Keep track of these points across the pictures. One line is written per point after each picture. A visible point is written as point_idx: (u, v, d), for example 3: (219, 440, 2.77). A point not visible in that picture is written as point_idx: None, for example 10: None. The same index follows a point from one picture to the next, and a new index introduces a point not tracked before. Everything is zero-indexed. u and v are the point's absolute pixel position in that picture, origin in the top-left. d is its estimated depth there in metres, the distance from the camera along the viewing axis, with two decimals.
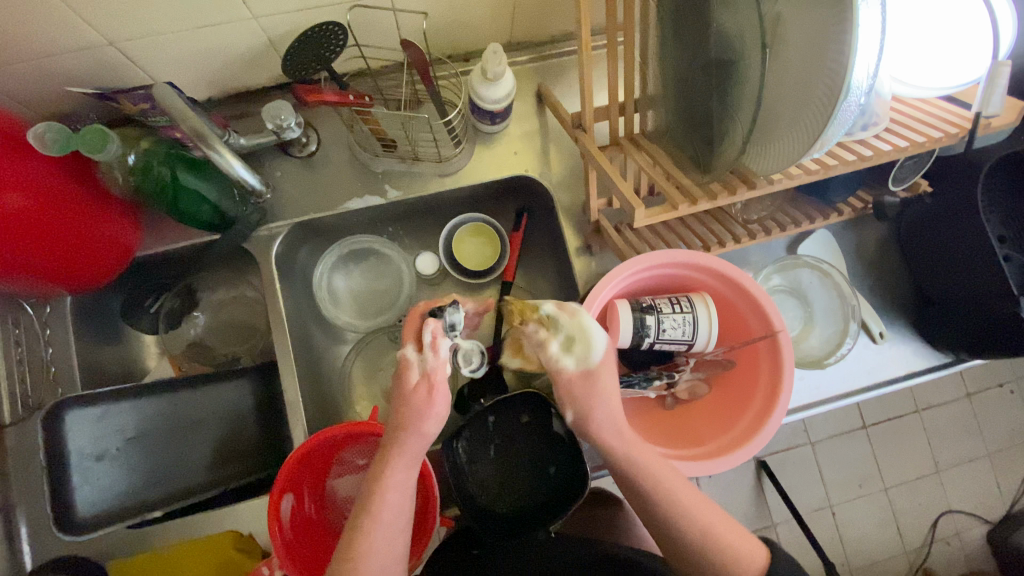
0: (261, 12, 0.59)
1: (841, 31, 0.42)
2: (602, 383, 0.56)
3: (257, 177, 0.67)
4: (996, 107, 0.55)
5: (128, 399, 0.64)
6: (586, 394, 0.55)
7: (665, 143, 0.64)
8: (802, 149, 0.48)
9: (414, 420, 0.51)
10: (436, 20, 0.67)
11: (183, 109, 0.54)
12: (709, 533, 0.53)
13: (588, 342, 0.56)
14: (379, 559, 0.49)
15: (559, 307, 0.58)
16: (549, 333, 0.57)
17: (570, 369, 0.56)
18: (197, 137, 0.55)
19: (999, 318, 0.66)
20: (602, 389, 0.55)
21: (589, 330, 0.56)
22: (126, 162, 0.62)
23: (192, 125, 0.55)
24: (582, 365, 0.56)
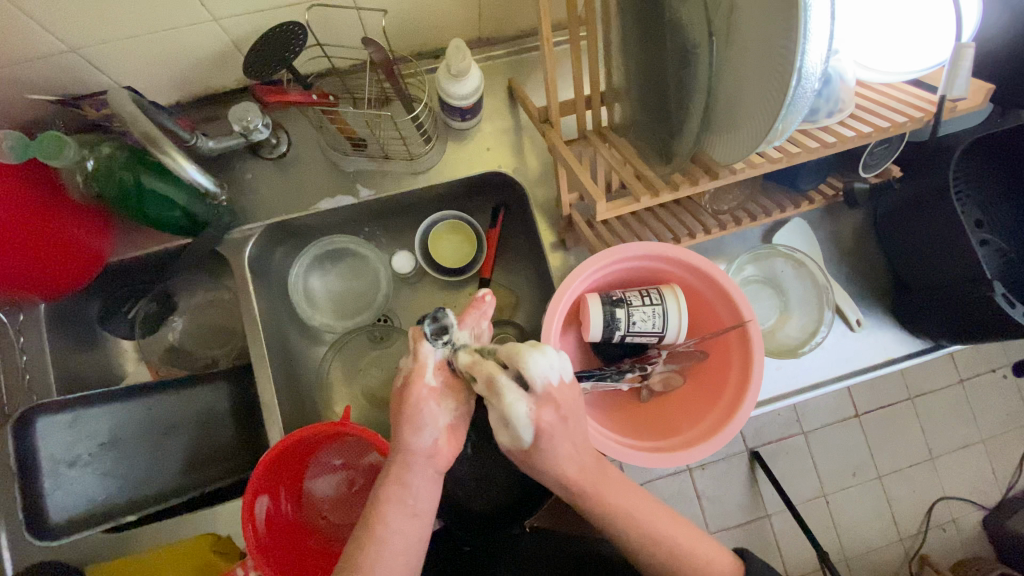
0: (220, 14, 0.59)
1: (788, 18, 0.42)
2: (546, 449, 0.50)
3: (211, 181, 0.65)
4: (960, 90, 0.55)
5: (102, 405, 0.64)
6: (535, 458, 0.51)
7: (630, 136, 0.63)
8: (758, 137, 0.47)
9: (412, 430, 0.49)
10: (401, 19, 0.67)
11: (135, 116, 0.54)
12: (670, 550, 0.53)
13: (513, 425, 0.47)
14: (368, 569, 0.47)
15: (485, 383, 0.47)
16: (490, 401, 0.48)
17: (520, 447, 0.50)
18: (150, 143, 0.55)
19: (975, 305, 0.66)
20: (547, 455, 0.50)
21: (507, 412, 0.47)
22: (86, 168, 0.61)
23: (145, 131, 0.54)
24: (520, 442, 0.49)
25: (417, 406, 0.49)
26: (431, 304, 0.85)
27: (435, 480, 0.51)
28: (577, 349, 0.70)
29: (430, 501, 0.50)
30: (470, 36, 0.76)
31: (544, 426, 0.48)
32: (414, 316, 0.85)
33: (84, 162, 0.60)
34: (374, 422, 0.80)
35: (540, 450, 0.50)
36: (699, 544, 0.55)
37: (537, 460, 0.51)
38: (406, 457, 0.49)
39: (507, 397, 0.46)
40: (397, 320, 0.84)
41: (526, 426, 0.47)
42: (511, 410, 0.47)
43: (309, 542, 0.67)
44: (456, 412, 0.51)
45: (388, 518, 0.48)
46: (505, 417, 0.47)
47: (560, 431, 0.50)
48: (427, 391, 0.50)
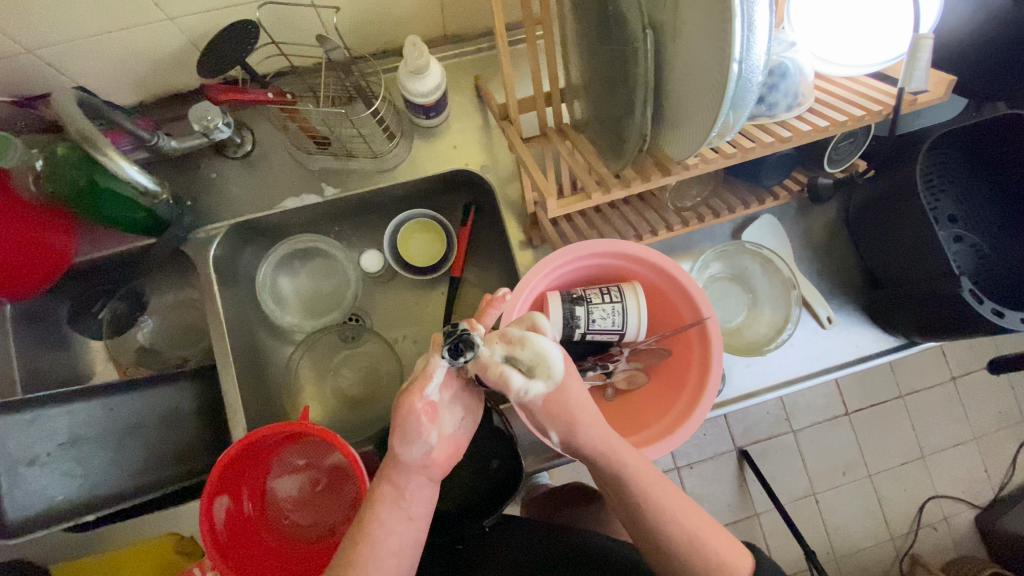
0: (175, 13, 0.59)
1: (725, 11, 0.42)
2: (571, 394, 0.53)
3: (150, 179, 0.62)
4: (920, 81, 0.54)
5: (62, 405, 0.63)
6: (563, 408, 0.52)
7: (588, 132, 0.63)
8: (704, 132, 0.47)
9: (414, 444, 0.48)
10: (360, 17, 0.67)
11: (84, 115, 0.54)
12: (666, 520, 0.52)
13: (548, 366, 0.50)
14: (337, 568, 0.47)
15: (512, 343, 0.49)
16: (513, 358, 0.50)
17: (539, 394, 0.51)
18: (82, 139, 0.53)
19: (943, 302, 0.65)
20: (573, 402, 0.53)
21: (543, 354, 0.50)
22: (36, 167, 0.62)
23: (80, 129, 0.52)
24: (552, 384, 0.51)
25: (413, 424, 0.47)
26: (402, 303, 0.85)
27: (386, 478, 0.50)
28: None
29: (425, 506, 0.51)
30: (433, 34, 0.75)
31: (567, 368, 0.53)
32: (386, 315, 0.85)
33: (32, 161, 0.62)
34: (344, 421, 0.80)
35: (564, 394, 0.52)
36: (697, 520, 0.52)
37: (566, 412, 0.52)
38: (397, 464, 0.49)
39: (539, 340, 0.50)
40: (368, 319, 0.84)
41: (559, 364, 0.51)
42: (546, 350, 0.50)
43: (268, 539, 0.67)
44: (452, 421, 0.52)
45: (383, 515, 0.49)
46: (536, 360, 0.50)
47: (577, 375, 0.54)
48: (422, 405, 0.47)
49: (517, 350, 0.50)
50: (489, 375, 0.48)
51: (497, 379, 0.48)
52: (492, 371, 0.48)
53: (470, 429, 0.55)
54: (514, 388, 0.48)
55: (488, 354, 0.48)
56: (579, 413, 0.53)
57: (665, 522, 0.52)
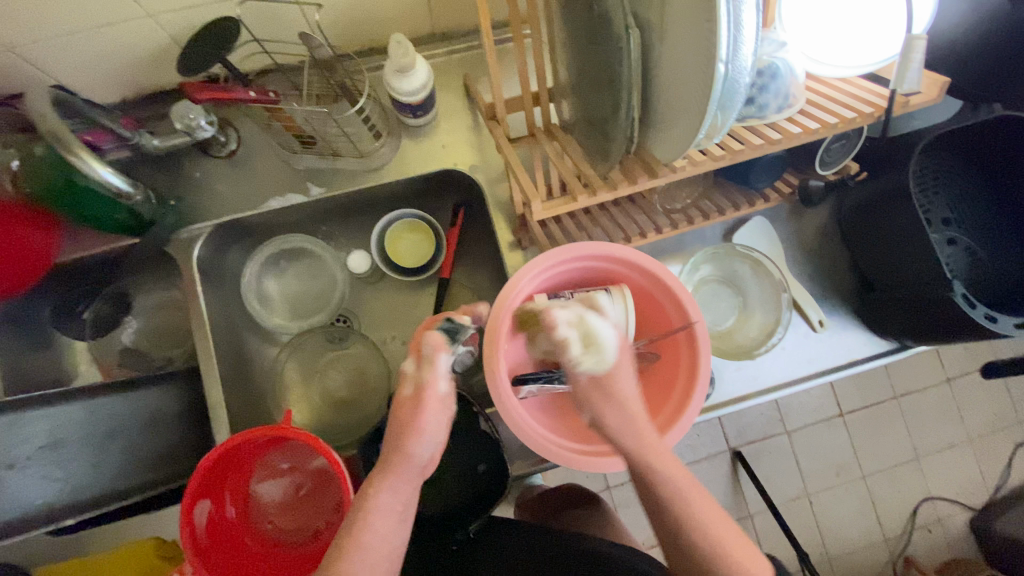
0: (154, 9, 0.58)
1: (710, 10, 0.41)
2: (616, 388, 0.54)
3: (125, 179, 0.61)
4: (912, 83, 0.53)
5: (42, 408, 0.63)
6: (604, 398, 0.54)
7: (576, 133, 0.62)
8: (691, 134, 0.46)
9: (414, 435, 0.50)
10: (345, 14, 0.66)
11: (57, 116, 0.53)
12: (687, 522, 0.49)
13: (601, 346, 0.53)
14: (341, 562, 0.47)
15: (574, 313, 0.55)
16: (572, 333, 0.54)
17: (586, 373, 0.53)
18: (56, 141, 0.52)
19: (935, 307, 0.64)
20: (616, 395, 0.54)
21: (598, 333, 0.54)
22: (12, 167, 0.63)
23: (52, 130, 0.51)
24: (601, 367, 0.54)
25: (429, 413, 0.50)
26: (390, 304, 0.84)
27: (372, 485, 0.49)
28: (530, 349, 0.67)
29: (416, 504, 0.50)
30: (420, 32, 0.74)
31: (620, 359, 0.55)
32: (374, 316, 0.84)
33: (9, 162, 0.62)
34: (331, 424, 0.79)
35: (609, 385, 0.54)
36: (723, 529, 0.49)
37: (605, 404, 0.54)
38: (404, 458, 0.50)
39: (597, 320, 0.54)
40: (356, 321, 0.83)
41: (612, 350, 0.54)
42: (602, 331, 0.54)
43: (250, 543, 0.66)
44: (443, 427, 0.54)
45: (375, 521, 0.48)
46: (593, 337, 0.53)
47: (628, 371, 0.56)
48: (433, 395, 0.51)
49: (577, 323, 0.54)
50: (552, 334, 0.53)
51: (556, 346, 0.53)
52: (555, 331, 0.53)
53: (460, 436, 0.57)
54: (569, 354, 0.53)
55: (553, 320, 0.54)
56: (615, 410, 0.53)
57: (687, 523, 0.49)
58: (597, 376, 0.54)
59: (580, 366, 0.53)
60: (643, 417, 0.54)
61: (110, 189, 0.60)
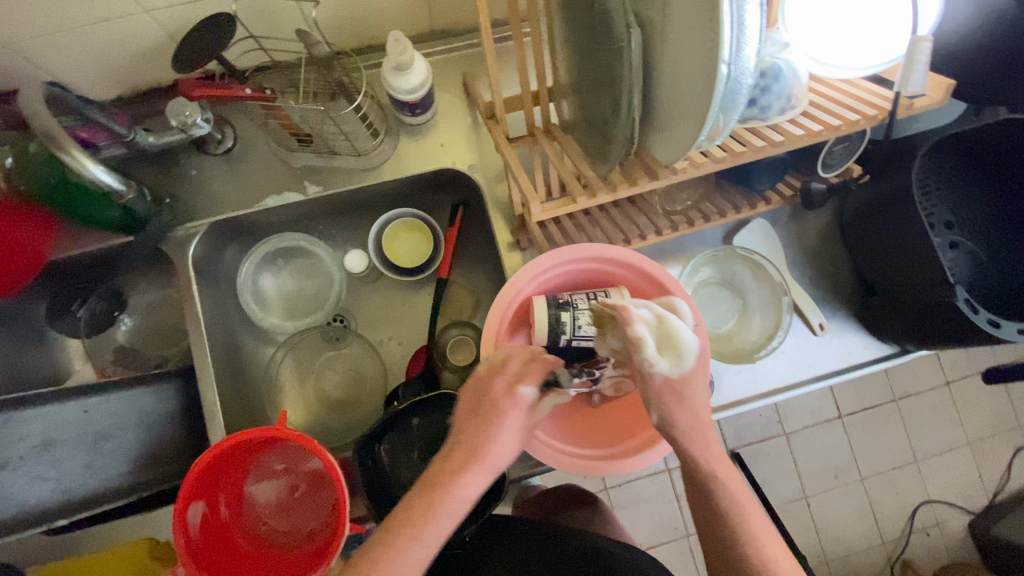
0: (149, 5, 0.57)
1: (713, 8, 0.40)
2: (691, 396, 0.49)
3: (117, 178, 0.60)
4: (917, 85, 0.53)
5: (35, 406, 0.63)
6: (676, 402, 0.49)
7: (576, 134, 0.61)
8: (692, 135, 0.45)
9: (491, 437, 0.50)
10: (343, 11, 0.65)
11: (48, 112, 0.52)
12: (746, 537, 0.47)
13: (679, 349, 0.49)
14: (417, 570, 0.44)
15: (652, 313, 0.50)
16: (655, 328, 0.50)
17: (662, 375, 0.48)
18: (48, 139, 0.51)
19: (936, 311, 0.64)
20: (690, 402, 0.49)
21: (677, 335, 0.49)
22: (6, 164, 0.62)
23: (43, 128, 0.51)
24: (677, 370, 0.49)
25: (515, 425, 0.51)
26: (388, 304, 0.83)
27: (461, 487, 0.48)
28: None
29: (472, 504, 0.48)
30: (419, 30, 0.74)
31: (698, 366, 0.50)
32: (371, 316, 0.83)
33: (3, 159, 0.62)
34: (327, 425, 0.78)
35: (683, 391, 0.49)
36: (776, 549, 0.48)
37: (678, 411, 0.49)
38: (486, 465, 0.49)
39: (677, 322, 0.50)
40: (353, 320, 0.82)
41: (692, 355, 0.49)
42: (682, 335, 0.49)
43: (242, 544, 0.65)
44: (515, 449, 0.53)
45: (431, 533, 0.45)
46: (676, 339, 0.49)
47: (704, 381, 0.51)
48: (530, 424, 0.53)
49: (653, 323, 0.50)
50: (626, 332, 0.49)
51: (634, 343, 0.48)
52: (630, 328, 0.49)
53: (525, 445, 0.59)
54: (643, 354, 0.48)
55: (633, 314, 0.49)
56: (686, 417, 0.49)
57: (743, 538, 0.47)
58: (671, 380, 0.49)
59: (654, 369, 0.48)
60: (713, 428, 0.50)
61: (104, 187, 0.59)
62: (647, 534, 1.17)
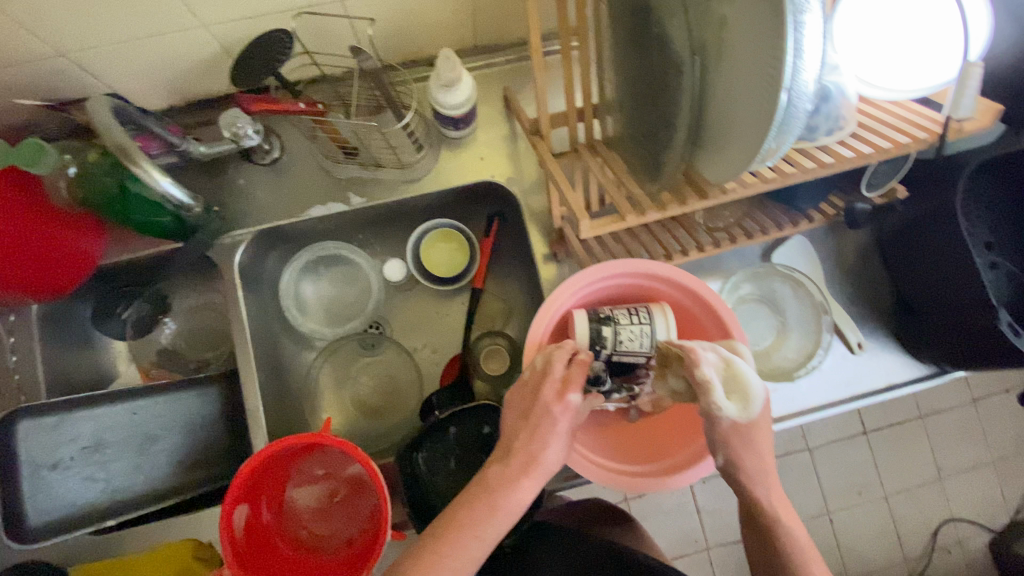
0: (208, 20, 0.59)
1: (778, 36, 0.41)
2: (756, 439, 0.52)
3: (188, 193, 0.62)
4: (966, 110, 0.52)
5: (85, 410, 0.65)
6: (744, 445, 0.51)
7: (621, 150, 0.62)
8: (749, 156, 0.46)
9: (542, 438, 0.56)
10: (392, 27, 0.67)
11: (117, 123, 0.54)
12: (806, 561, 0.49)
13: (746, 394, 0.51)
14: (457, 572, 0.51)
15: (719, 356, 0.51)
16: (724, 371, 0.51)
17: (728, 418, 0.50)
18: (122, 154, 0.53)
19: (978, 333, 0.64)
20: (756, 446, 0.51)
21: (744, 379, 0.51)
22: (68, 174, 0.63)
23: (115, 142, 0.53)
24: (744, 415, 0.51)
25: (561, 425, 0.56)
26: (423, 313, 0.84)
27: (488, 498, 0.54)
28: None
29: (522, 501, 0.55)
30: (462, 44, 0.75)
31: (763, 412, 0.52)
32: (407, 324, 0.84)
33: (65, 168, 0.63)
34: (363, 431, 0.79)
35: (749, 434, 0.51)
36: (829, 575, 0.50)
37: (745, 453, 0.51)
38: (539, 465, 0.56)
39: (743, 365, 0.52)
40: (389, 327, 0.83)
41: (759, 401, 0.51)
42: (749, 379, 0.51)
43: (285, 549, 0.66)
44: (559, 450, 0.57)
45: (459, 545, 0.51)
46: (743, 384, 0.51)
47: (767, 425, 0.53)
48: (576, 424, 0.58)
49: (720, 366, 0.51)
50: (695, 374, 0.50)
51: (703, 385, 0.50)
52: (698, 371, 0.50)
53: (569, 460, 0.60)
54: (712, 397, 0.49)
55: (703, 354, 0.51)
56: (753, 461, 0.51)
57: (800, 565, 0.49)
58: (738, 424, 0.51)
59: (723, 412, 0.50)
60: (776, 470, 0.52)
61: (173, 200, 0.61)
62: (668, 545, 1.17)
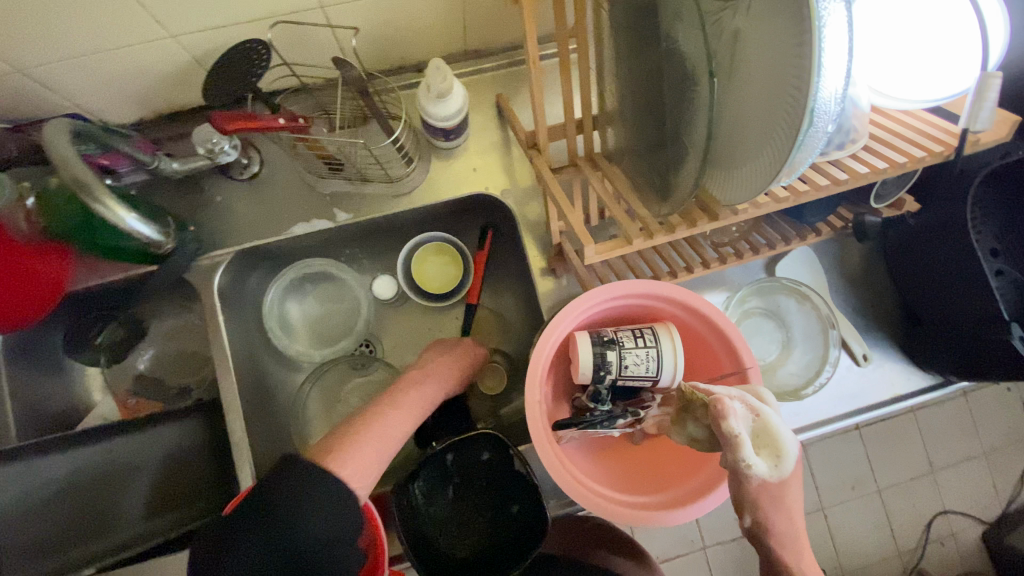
0: (178, 30, 0.55)
1: (800, 53, 0.37)
2: (787, 496, 0.49)
3: (156, 229, 0.61)
4: (985, 123, 0.48)
5: (58, 450, 0.63)
6: (773, 504, 0.48)
7: (623, 164, 0.59)
8: (766, 179, 0.43)
9: (443, 352, 0.74)
10: (377, 33, 0.63)
11: (76, 157, 0.49)
12: None
13: (778, 448, 0.48)
14: (396, 427, 0.63)
15: (747, 407, 0.48)
16: (753, 424, 0.48)
17: (757, 476, 0.47)
18: (79, 187, 0.49)
19: (987, 345, 0.62)
20: (786, 504, 0.49)
21: (776, 432, 0.48)
22: (28, 205, 0.59)
23: (73, 175, 0.49)
24: (775, 472, 0.48)
25: (461, 345, 0.75)
26: (416, 329, 0.81)
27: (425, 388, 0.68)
28: (561, 383, 0.65)
29: (436, 387, 0.69)
30: (452, 48, 0.71)
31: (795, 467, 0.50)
32: (399, 342, 0.81)
33: (24, 199, 0.59)
34: None
35: (782, 494, 0.48)
36: None
37: (774, 512, 0.49)
38: (443, 367, 0.71)
39: (774, 416, 0.48)
40: (380, 347, 0.80)
41: (792, 457, 0.48)
42: (780, 433, 0.48)
43: None
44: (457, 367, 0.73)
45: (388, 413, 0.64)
46: (774, 437, 0.48)
47: (799, 480, 0.50)
48: (537, 409, 0.56)
49: (748, 418, 0.48)
50: (721, 427, 0.46)
51: (731, 437, 0.46)
52: (726, 423, 0.46)
53: (555, 471, 0.55)
54: (741, 454, 0.46)
55: (731, 402, 0.47)
56: (782, 520, 0.49)
57: None
58: (769, 482, 0.48)
59: (754, 470, 0.47)
60: (805, 529, 0.51)
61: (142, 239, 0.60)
62: (662, 548, 1.13)
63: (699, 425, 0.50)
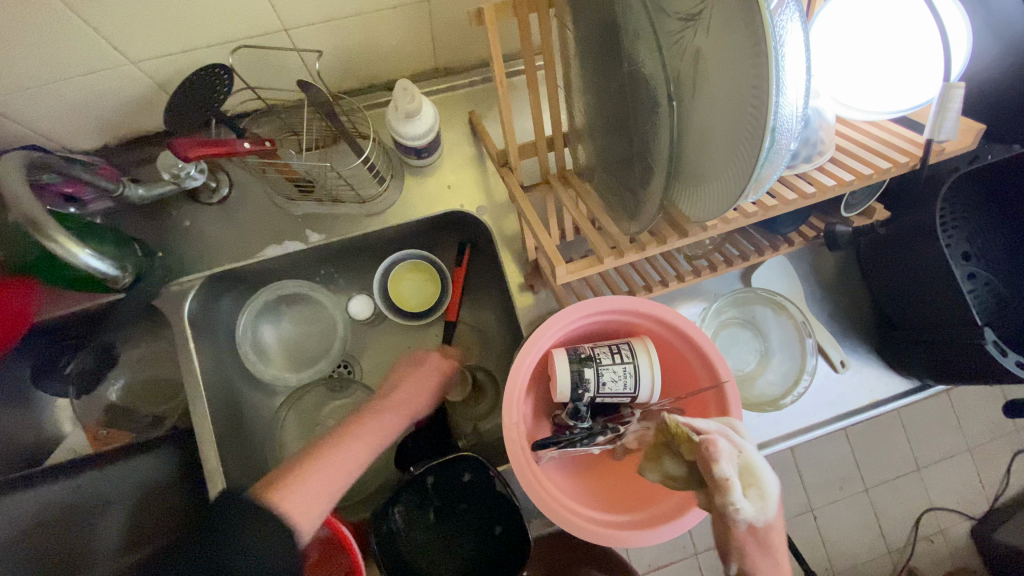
0: (139, 56, 0.54)
1: (758, 72, 0.38)
2: (773, 542, 0.48)
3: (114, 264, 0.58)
4: (948, 133, 0.49)
5: (28, 489, 0.62)
6: (759, 550, 0.47)
7: (594, 181, 0.59)
8: (731, 196, 0.43)
9: (406, 378, 0.68)
10: (344, 53, 0.62)
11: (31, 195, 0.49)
12: None
13: (763, 490, 0.47)
14: (347, 466, 0.57)
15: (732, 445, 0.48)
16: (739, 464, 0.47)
17: (746, 523, 0.46)
18: (29, 223, 0.48)
19: (961, 349, 0.62)
20: (773, 550, 0.48)
21: (761, 474, 0.47)
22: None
23: (24, 212, 0.48)
24: (763, 516, 0.47)
25: (429, 370, 0.70)
26: (394, 349, 0.80)
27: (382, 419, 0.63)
28: (541, 401, 0.65)
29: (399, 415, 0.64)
30: (421, 66, 0.70)
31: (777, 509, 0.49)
32: (378, 362, 0.79)
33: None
34: None
35: (767, 539, 0.47)
36: None
37: (759, 559, 0.48)
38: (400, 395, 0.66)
39: (756, 454, 0.48)
40: (358, 367, 0.79)
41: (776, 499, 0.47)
42: (765, 473, 0.48)
43: None
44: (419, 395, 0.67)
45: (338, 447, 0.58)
46: (761, 480, 0.47)
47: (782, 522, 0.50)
48: (515, 430, 0.56)
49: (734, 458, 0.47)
50: (711, 469, 0.45)
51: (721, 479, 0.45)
52: (716, 465, 0.45)
53: (534, 492, 0.54)
54: (731, 498, 0.44)
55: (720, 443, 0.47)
56: (768, 565, 0.47)
57: None
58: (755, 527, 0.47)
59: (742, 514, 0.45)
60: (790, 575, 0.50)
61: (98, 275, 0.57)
62: (651, 556, 1.12)
63: (675, 461, 0.50)
